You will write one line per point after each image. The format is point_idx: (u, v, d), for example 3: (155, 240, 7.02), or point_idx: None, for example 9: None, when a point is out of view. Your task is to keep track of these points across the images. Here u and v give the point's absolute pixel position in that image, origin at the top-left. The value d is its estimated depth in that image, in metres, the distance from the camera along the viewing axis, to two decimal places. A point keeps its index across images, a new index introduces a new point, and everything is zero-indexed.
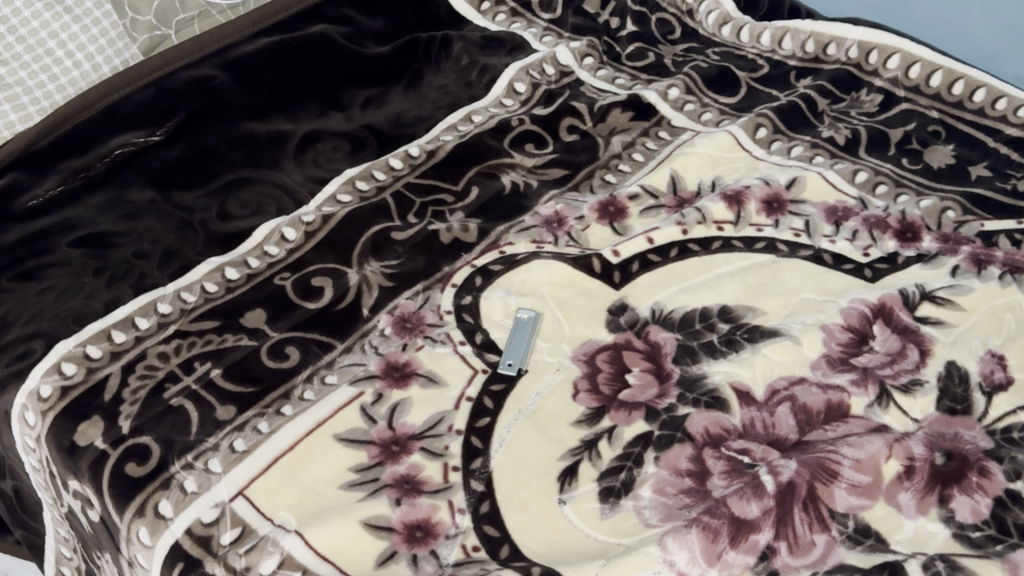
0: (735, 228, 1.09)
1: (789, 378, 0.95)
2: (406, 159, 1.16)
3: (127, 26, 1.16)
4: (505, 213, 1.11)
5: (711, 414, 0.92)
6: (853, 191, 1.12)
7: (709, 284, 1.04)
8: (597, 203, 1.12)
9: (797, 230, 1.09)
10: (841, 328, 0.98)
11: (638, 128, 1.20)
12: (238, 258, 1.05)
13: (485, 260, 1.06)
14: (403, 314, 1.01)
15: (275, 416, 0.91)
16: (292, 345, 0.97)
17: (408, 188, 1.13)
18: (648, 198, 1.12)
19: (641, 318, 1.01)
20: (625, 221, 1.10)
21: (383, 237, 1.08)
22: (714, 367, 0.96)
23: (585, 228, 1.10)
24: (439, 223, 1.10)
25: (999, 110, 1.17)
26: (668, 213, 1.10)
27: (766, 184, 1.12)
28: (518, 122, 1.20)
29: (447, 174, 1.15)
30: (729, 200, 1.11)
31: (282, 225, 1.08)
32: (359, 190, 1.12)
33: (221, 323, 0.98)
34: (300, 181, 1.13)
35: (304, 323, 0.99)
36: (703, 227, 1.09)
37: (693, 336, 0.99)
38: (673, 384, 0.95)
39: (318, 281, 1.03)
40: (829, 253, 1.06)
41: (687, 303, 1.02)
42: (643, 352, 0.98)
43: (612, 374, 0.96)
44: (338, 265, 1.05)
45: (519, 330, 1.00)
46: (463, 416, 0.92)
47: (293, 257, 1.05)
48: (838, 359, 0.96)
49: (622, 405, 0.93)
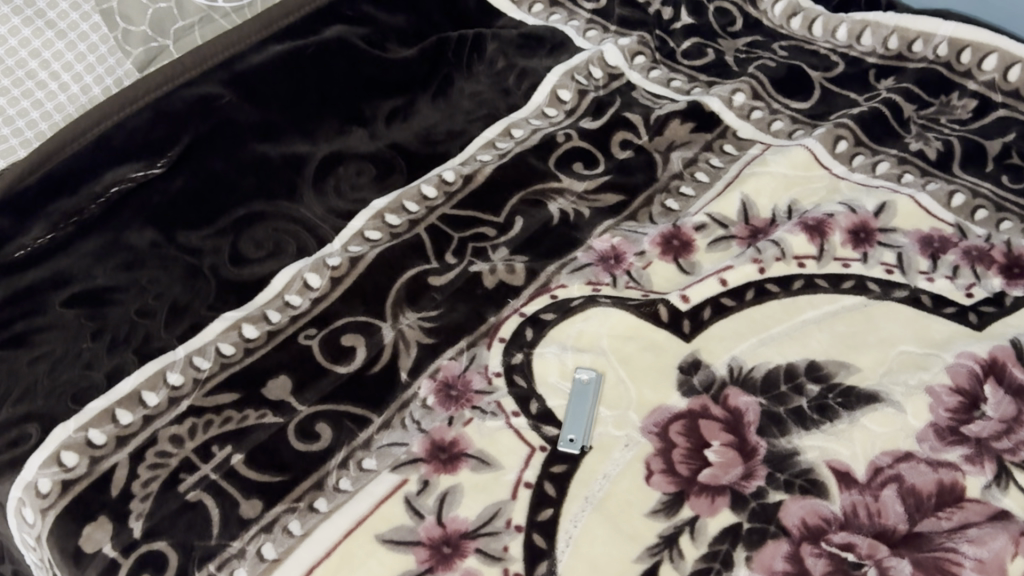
0: (817, 264, 0.96)
1: (893, 453, 0.83)
2: (441, 186, 1.03)
3: (118, 39, 1.02)
4: (556, 248, 0.98)
5: (808, 501, 0.80)
6: (949, 217, 1.00)
7: (793, 335, 0.91)
8: (659, 235, 0.99)
9: (888, 266, 0.96)
10: (948, 390, 0.86)
11: (700, 141, 1.07)
12: (256, 312, 0.93)
13: (536, 308, 0.94)
14: (446, 379, 0.88)
15: (307, 514, 0.79)
16: (322, 421, 0.85)
17: (444, 221, 1.00)
18: (717, 227, 0.99)
19: (718, 378, 0.89)
20: (692, 256, 0.97)
21: (419, 283, 0.95)
22: (806, 441, 0.84)
23: (647, 265, 0.97)
24: (482, 264, 0.97)
25: None
26: (740, 247, 0.98)
27: (851, 211, 0.99)
28: (564, 138, 1.07)
29: (488, 203, 1.02)
30: (809, 231, 0.98)
31: (304, 269, 0.96)
32: (390, 224, 0.99)
33: (241, 396, 0.86)
34: (321, 214, 1.01)
35: (335, 393, 0.87)
36: (782, 263, 0.96)
37: (779, 401, 0.87)
38: (759, 461, 0.83)
39: (348, 340, 0.91)
40: (927, 294, 0.94)
41: (769, 359, 0.90)
42: (723, 421, 0.86)
43: (689, 450, 0.84)
44: (370, 318, 0.92)
45: (580, 395, 0.87)
46: (522, 507, 0.80)
47: (318, 309, 0.93)
48: (947, 429, 0.84)
49: (703, 490, 0.82)
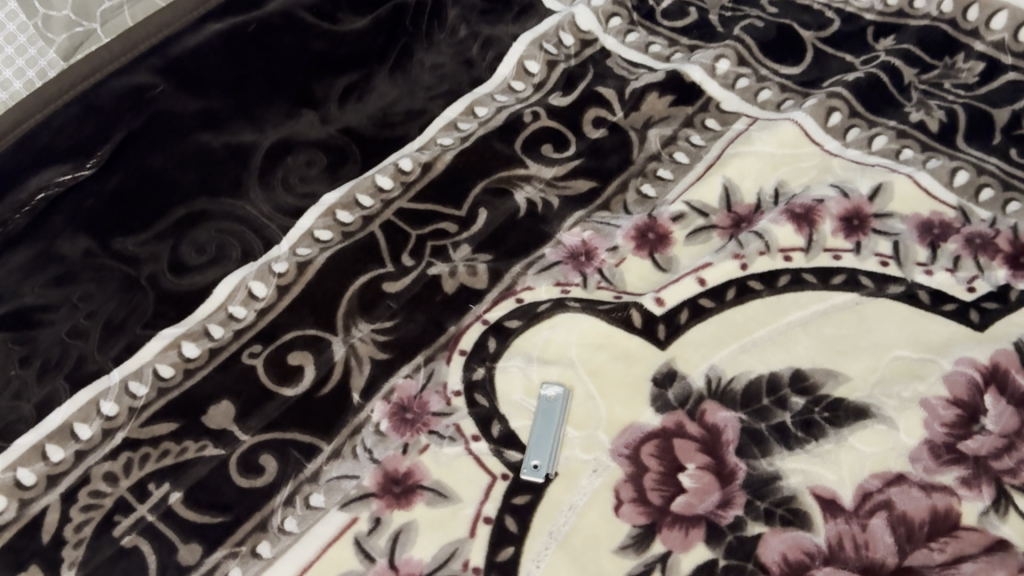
0: (805, 257, 0.88)
1: (883, 476, 0.77)
2: (397, 176, 0.95)
3: (38, 25, 0.85)
4: (522, 244, 0.91)
5: (789, 534, 0.74)
6: (951, 198, 0.91)
7: (778, 339, 0.84)
8: (633, 228, 0.91)
9: (883, 257, 0.88)
10: (944, 403, 0.80)
11: (679, 116, 0.98)
12: (197, 328, 0.86)
13: (500, 315, 0.86)
14: (401, 400, 0.82)
15: (251, 559, 0.74)
16: (267, 452, 0.79)
17: (401, 216, 0.92)
18: (697, 216, 0.91)
19: (694, 391, 0.82)
20: (669, 251, 0.90)
21: (373, 289, 0.88)
22: (789, 463, 0.78)
23: (620, 262, 0.89)
24: (441, 265, 0.89)
25: None
26: (722, 238, 0.90)
27: (844, 196, 0.91)
28: (531, 117, 0.99)
29: (449, 195, 0.94)
30: (797, 220, 0.90)
31: (249, 276, 0.89)
32: (341, 222, 0.92)
33: (181, 425, 0.81)
34: (268, 211, 0.93)
35: (282, 419, 0.81)
36: (767, 258, 0.88)
37: (761, 416, 0.80)
38: (738, 486, 0.77)
39: (295, 358, 0.84)
40: (925, 289, 0.86)
41: (751, 368, 0.83)
42: (699, 441, 0.80)
43: (662, 475, 0.78)
44: (320, 332, 0.86)
45: (546, 414, 0.81)
46: (481, 546, 0.74)
47: (264, 322, 0.86)
48: (942, 447, 0.78)
49: (677, 521, 0.76)
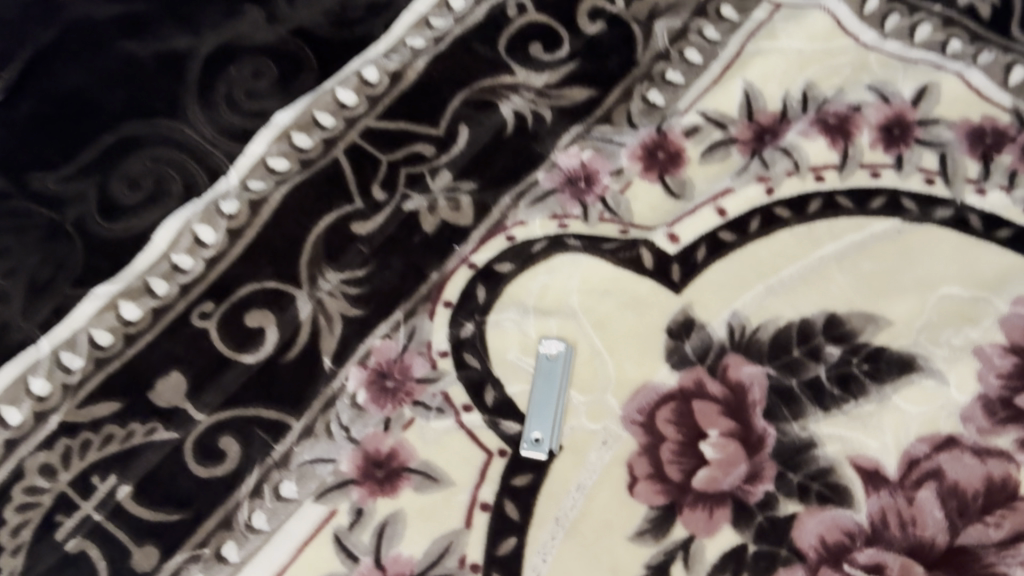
0: (840, 176, 0.76)
1: (931, 440, 0.67)
2: (361, 89, 0.79)
3: None
4: (510, 169, 0.78)
5: (827, 513, 0.66)
6: (1006, 99, 0.78)
7: (810, 277, 0.73)
8: (640, 146, 0.78)
9: (929, 173, 0.76)
10: (1001, 350, 0.70)
11: (690, 4, 0.83)
12: (137, 283, 0.73)
13: (489, 257, 0.75)
14: (380, 365, 0.71)
15: (216, 564, 0.65)
16: (228, 434, 0.69)
17: (368, 138, 0.78)
18: (714, 129, 0.79)
19: (716, 343, 0.71)
20: (682, 172, 0.77)
21: (339, 230, 0.75)
22: (825, 428, 0.68)
23: (625, 188, 0.77)
24: (418, 197, 0.76)
25: None
26: (742, 156, 0.77)
27: (883, 101, 0.79)
28: (516, 11, 0.83)
29: (422, 109, 0.80)
30: (830, 133, 0.78)
31: (193, 219, 0.75)
32: (299, 147, 0.77)
33: (125, 405, 0.70)
34: (210, 135, 0.78)
35: (243, 392, 0.70)
36: (796, 179, 0.76)
37: (792, 371, 0.70)
38: (767, 456, 0.68)
39: (254, 319, 0.72)
40: (977, 213, 0.75)
41: (779, 314, 0.72)
42: (722, 402, 0.70)
43: (681, 445, 0.69)
44: (282, 285, 0.73)
45: (547, 376, 0.70)
46: (479, 539, 0.65)
47: (215, 274, 0.74)
48: (998, 403, 0.68)
49: (699, 500, 0.67)
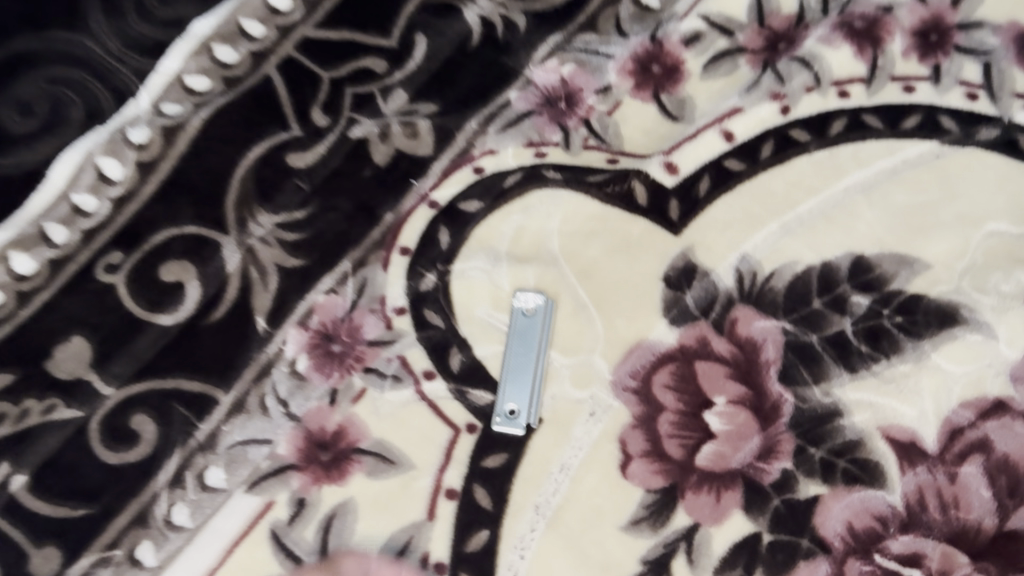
0: (867, 91, 0.64)
1: (977, 406, 0.57)
2: None
3: None
4: (477, 88, 0.65)
5: (855, 495, 0.56)
6: None
7: (833, 213, 0.61)
8: (631, 58, 0.66)
9: (970, 87, 0.65)
10: None
11: None
12: (28, 229, 0.59)
13: (453, 194, 0.63)
14: (324, 326, 0.60)
15: (130, 569, 0.54)
16: (142, 411, 0.57)
17: (307, 52, 0.64)
18: (718, 36, 0.66)
19: (722, 293, 0.60)
20: (680, 89, 0.65)
21: (273, 163, 0.62)
22: (851, 394, 0.58)
23: (614, 109, 0.65)
24: (368, 122, 0.64)
25: None
26: (752, 70, 0.65)
27: (918, 2, 0.67)
28: None
29: (372, 13, 0.66)
30: (856, 39, 0.66)
31: (96, 151, 0.61)
32: (223, 62, 0.63)
33: (15, 379, 0.57)
34: (116, 49, 0.63)
35: (160, 361, 0.59)
36: (816, 95, 0.64)
37: (812, 325, 0.59)
38: (784, 427, 0.57)
39: (171, 272, 0.60)
40: None
41: (796, 257, 0.61)
42: (730, 363, 0.59)
43: (681, 415, 0.58)
44: (205, 230, 0.61)
45: (525, 337, 0.60)
46: (445, 534, 0.55)
47: (124, 217, 0.61)
48: None
49: (705, 481, 0.57)
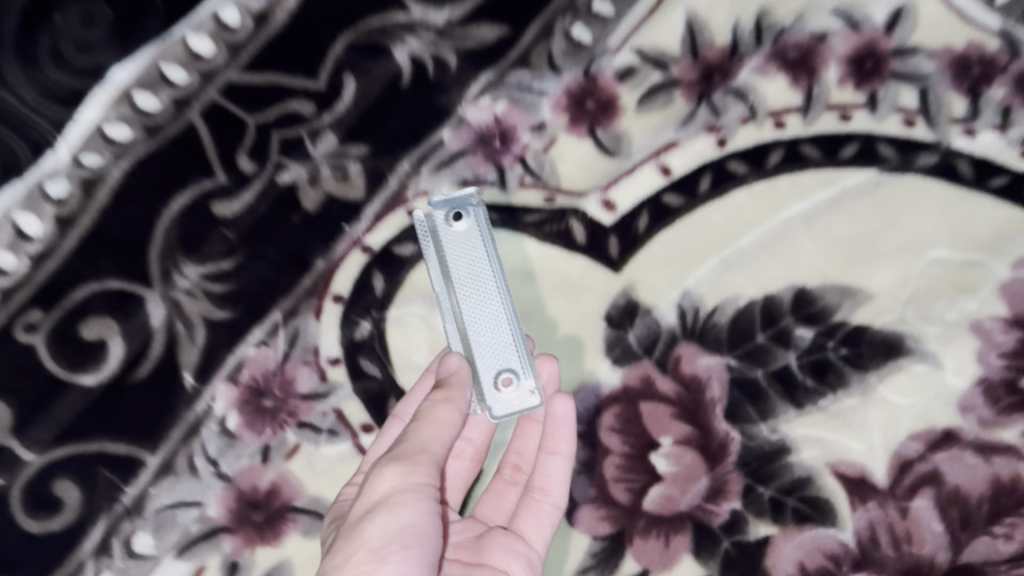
0: (803, 122, 0.63)
1: (926, 436, 0.56)
2: (219, 35, 0.61)
3: None
4: (408, 126, 0.62)
5: (805, 535, 0.54)
6: (994, 19, 0.65)
7: (773, 244, 0.61)
8: (565, 94, 0.63)
9: (908, 114, 0.63)
10: (1002, 325, 0.58)
11: None
12: None
13: (387, 237, 0.61)
14: (255, 380, 0.58)
15: None
16: (64, 477, 0.56)
17: (232, 97, 0.61)
18: (651, 70, 0.64)
19: (664, 330, 0.59)
20: (616, 123, 0.63)
21: (196, 215, 0.60)
22: (798, 430, 0.56)
23: (549, 145, 0.63)
24: (296, 167, 0.62)
25: None
26: (686, 101, 0.63)
27: (852, 28, 0.64)
28: None
29: (295, 54, 0.62)
30: (792, 69, 0.64)
31: (13, 206, 0.59)
32: (142, 110, 0.60)
33: None
34: (32, 99, 0.59)
35: (80, 424, 0.57)
36: (751, 128, 0.63)
37: (756, 360, 0.58)
38: (731, 466, 0.56)
39: (93, 330, 0.58)
40: (966, 159, 0.63)
41: (738, 292, 0.60)
42: (674, 403, 0.58)
43: (628, 458, 0.56)
44: (125, 285, 0.59)
45: (467, 249, 0.50)
46: None
47: (45, 274, 0.59)
48: (1002, 387, 0.57)
49: (653, 525, 0.55)
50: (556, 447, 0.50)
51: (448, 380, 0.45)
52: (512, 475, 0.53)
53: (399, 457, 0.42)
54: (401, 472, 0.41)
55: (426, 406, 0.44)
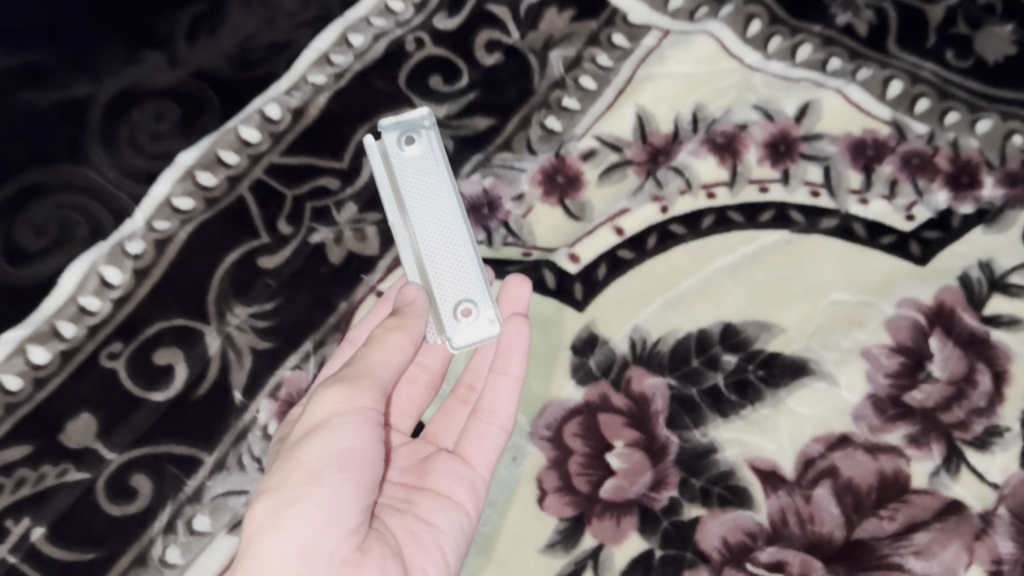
0: (730, 193, 0.79)
1: (825, 439, 0.70)
2: (264, 126, 0.79)
3: None
4: None
5: (728, 515, 0.68)
6: (885, 112, 0.82)
7: (705, 290, 0.76)
8: (540, 171, 0.80)
9: (815, 186, 0.79)
10: (887, 351, 0.73)
11: (582, 34, 0.83)
12: (44, 326, 0.73)
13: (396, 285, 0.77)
14: (291, 396, 0.73)
15: None
16: (139, 472, 0.70)
17: (273, 175, 0.78)
18: (609, 152, 0.80)
19: (618, 357, 0.74)
20: (581, 195, 0.79)
21: (244, 267, 0.76)
22: (724, 434, 0.71)
23: (527, 212, 0.79)
24: (324, 230, 0.78)
25: None
26: (638, 176, 0.79)
27: (768, 119, 0.81)
28: (415, 45, 0.82)
29: (324, 142, 0.79)
30: (719, 151, 0.80)
31: (99, 261, 0.74)
32: (203, 185, 0.77)
33: (35, 448, 0.70)
34: (115, 177, 0.76)
35: (152, 431, 0.71)
36: (688, 197, 0.79)
37: (691, 380, 0.73)
38: (671, 463, 0.70)
39: (162, 357, 0.73)
40: (861, 222, 0.78)
41: (677, 327, 0.74)
42: (626, 413, 0.72)
43: (588, 457, 0.71)
44: (187, 321, 0.74)
45: (418, 168, 0.62)
46: None
47: (124, 314, 0.74)
48: (888, 400, 0.71)
49: (608, 509, 0.69)
50: (503, 368, 0.61)
51: (405, 309, 0.57)
52: (465, 394, 0.66)
53: (345, 382, 0.53)
54: (342, 394, 0.52)
55: (381, 331, 0.56)
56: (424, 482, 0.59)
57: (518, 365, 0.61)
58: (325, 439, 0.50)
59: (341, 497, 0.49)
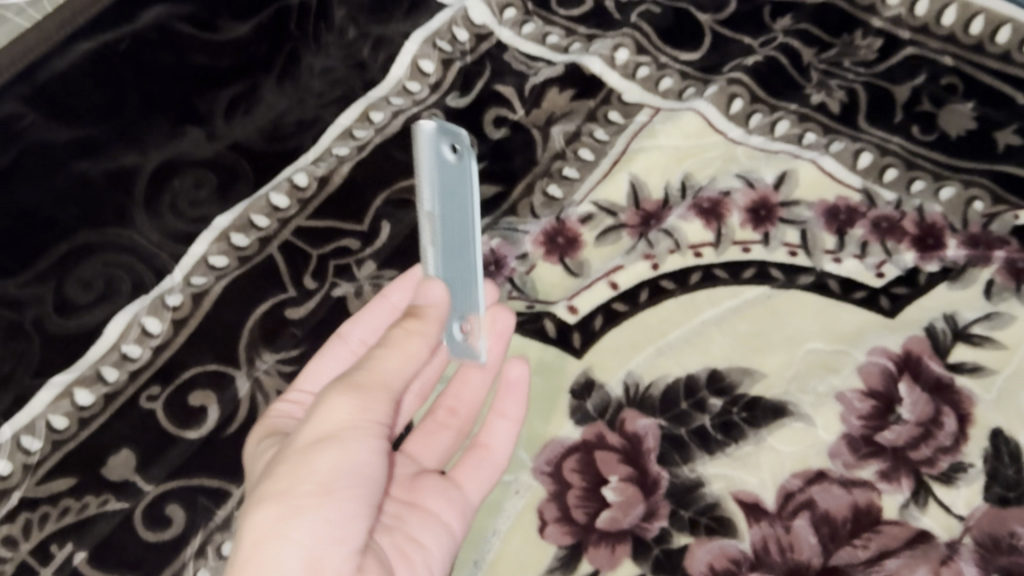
0: (715, 252, 0.87)
1: (803, 474, 0.76)
2: (292, 193, 0.90)
3: None
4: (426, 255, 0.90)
5: (714, 543, 0.74)
6: (856, 180, 0.91)
7: (693, 339, 0.83)
8: (542, 233, 0.89)
9: (792, 247, 0.87)
10: (859, 395, 0.79)
11: (581, 111, 0.97)
12: (90, 371, 0.80)
13: None
14: None
15: None
16: (173, 502, 0.77)
17: (301, 236, 0.89)
18: (605, 216, 0.90)
19: (613, 400, 0.80)
20: (580, 254, 0.88)
21: (273, 317, 0.86)
22: (710, 469, 0.77)
23: (530, 269, 0.88)
24: (347, 284, 0.88)
25: (1000, 43, 0.94)
26: (631, 238, 0.89)
27: (749, 187, 0.91)
28: (429, 121, 0.96)
29: (350, 207, 0.92)
30: (704, 216, 0.89)
31: (141, 312, 0.83)
32: (237, 245, 0.87)
33: (79, 480, 0.77)
34: (158, 240, 0.84)
35: (185, 466, 0.79)
36: (677, 256, 0.87)
37: (681, 421, 0.79)
38: (661, 496, 0.76)
39: (196, 399, 0.82)
40: (835, 278, 0.86)
41: (668, 372, 0.81)
42: (620, 451, 0.78)
43: (585, 490, 0.77)
44: (220, 366, 0.83)
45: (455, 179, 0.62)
46: None
47: (162, 360, 0.82)
48: (861, 440, 0.77)
49: (602, 537, 0.75)
50: (504, 412, 0.72)
51: (425, 313, 0.58)
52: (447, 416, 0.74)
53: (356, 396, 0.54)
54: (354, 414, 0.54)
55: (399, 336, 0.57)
56: (414, 499, 0.64)
57: (516, 410, 0.72)
58: (337, 454, 0.53)
59: (345, 517, 0.53)
